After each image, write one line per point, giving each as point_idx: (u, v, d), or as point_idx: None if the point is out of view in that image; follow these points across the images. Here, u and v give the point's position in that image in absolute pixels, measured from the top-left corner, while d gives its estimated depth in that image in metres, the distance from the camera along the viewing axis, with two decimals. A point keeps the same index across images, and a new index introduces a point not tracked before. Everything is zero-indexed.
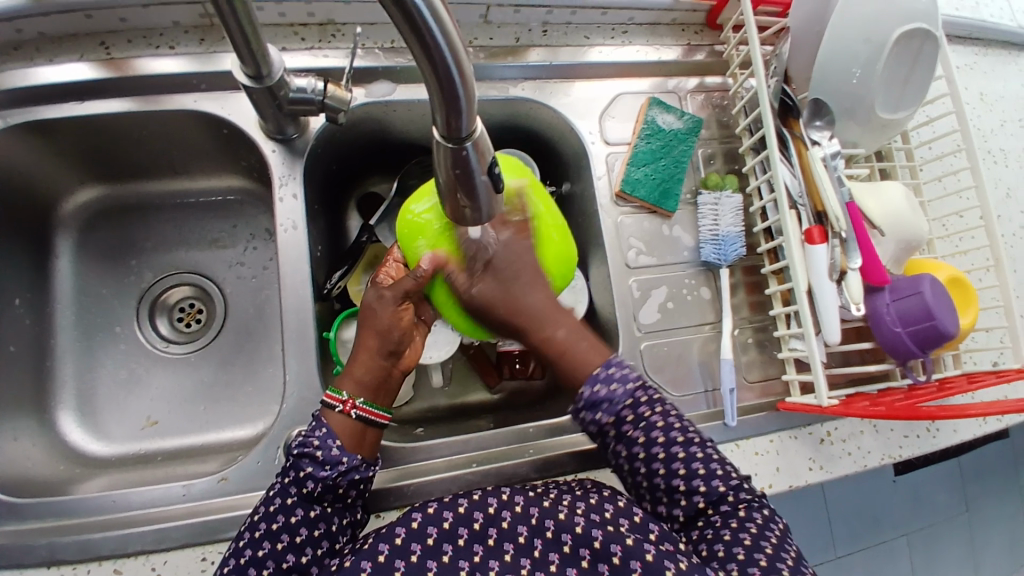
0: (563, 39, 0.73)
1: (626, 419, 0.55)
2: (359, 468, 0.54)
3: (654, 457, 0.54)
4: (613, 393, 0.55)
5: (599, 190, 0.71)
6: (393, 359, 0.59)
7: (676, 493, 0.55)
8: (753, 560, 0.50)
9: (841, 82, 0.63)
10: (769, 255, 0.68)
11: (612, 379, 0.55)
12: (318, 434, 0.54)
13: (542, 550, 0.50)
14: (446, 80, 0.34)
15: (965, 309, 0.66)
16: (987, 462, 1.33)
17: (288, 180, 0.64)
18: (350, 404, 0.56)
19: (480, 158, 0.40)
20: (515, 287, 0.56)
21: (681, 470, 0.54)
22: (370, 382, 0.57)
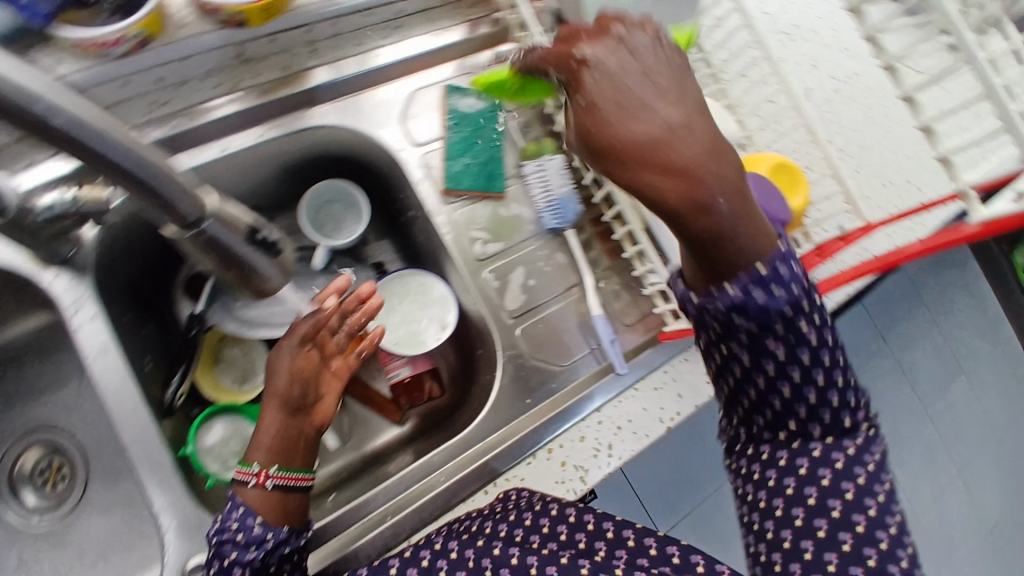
0: (336, 52, 0.68)
1: (781, 325, 0.42)
2: (288, 541, 0.52)
3: (776, 372, 0.44)
4: (768, 297, 0.41)
5: (424, 196, 0.69)
6: (301, 417, 0.58)
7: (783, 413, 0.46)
8: (836, 492, 0.44)
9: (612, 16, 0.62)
10: (606, 202, 0.68)
11: (791, 268, 0.42)
12: (235, 516, 0.51)
13: (501, 548, 0.50)
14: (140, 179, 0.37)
15: (796, 190, 0.69)
16: (889, 298, 1.43)
17: (81, 304, 0.58)
18: (265, 475, 0.53)
19: (220, 227, 0.44)
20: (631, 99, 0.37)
21: (814, 400, 0.44)
22: (277, 445, 0.55)
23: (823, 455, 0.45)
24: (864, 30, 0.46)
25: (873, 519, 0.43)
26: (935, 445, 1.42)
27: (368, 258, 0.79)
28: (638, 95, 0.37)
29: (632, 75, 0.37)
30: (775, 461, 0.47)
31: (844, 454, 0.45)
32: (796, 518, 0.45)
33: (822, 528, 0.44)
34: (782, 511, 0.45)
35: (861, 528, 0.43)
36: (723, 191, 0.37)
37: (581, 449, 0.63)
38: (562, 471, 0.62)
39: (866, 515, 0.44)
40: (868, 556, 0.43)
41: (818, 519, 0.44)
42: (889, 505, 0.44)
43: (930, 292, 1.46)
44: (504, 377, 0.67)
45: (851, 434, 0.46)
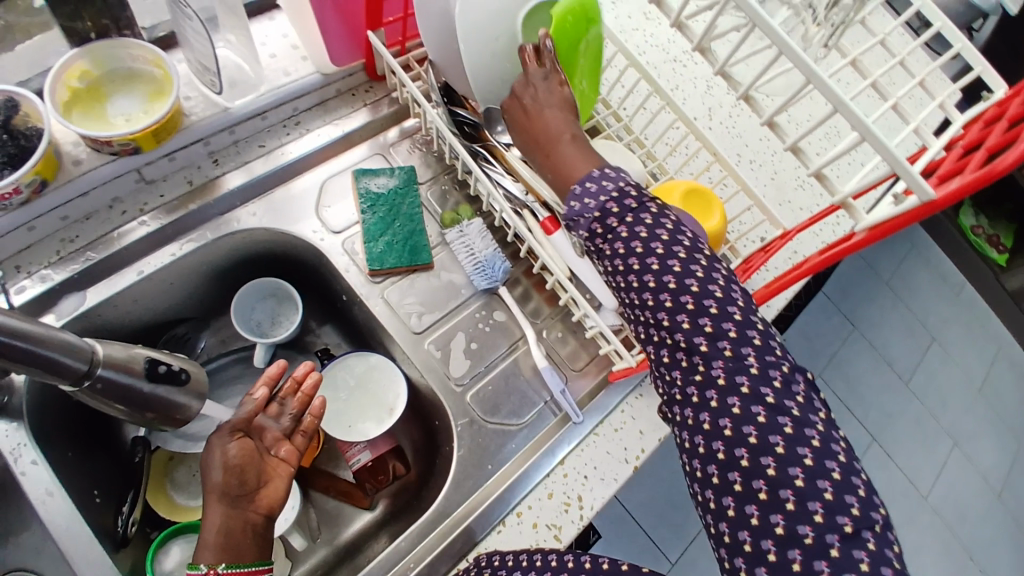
0: (241, 158, 0.70)
1: (652, 250, 0.44)
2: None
3: (660, 268, 0.44)
4: (585, 199, 0.46)
5: (352, 280, 0.69)
6: (245, 506, 0.55)
7: (694, 357, 0.44)
8: (795, 460, 0.40)
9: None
10: (533, 255, 0.69)
11: (605, 177, 0.46)
12: None
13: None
14: (20, 355, 0.43)
15: (711, 215, 0.69)
16: (851, 280, 1.44)
17: (20, 451, 0.57)
18: (214, 573, 0.50)
19: (113, 372, 0.49)
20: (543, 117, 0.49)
21: (735, 348, 0.43)
22: (223, 539, 0.52)
23: (768, 422, 0.41)
24: (715, 66, 0.50)
25: (836, 486, 0.39)
26: (924, 419, 1.41)
27: (315, 346, 0.79)
28: (544, 108, 0.49)
29: (515, 99, 0.50)
30: (720, 431, 0.42)
31: (790, 417, 0.41)
32: (759, 491, 0.40)
33: (788, 499, 0.39)
34: (748, 462, 0.41)
35: (830, 497, 0.39)
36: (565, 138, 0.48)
37: (551, 506, 0.61)
38: (535, 532, 0.60)
39: (831, 480, 0.39)
40: (842, 525, 0.38)
41: (784, 489, 0.39)
42: (852, 467, 0.41)
43: (888, 270, 1.48)
44: (462, 447, 0.65)
45: (789, 392, 0.42)
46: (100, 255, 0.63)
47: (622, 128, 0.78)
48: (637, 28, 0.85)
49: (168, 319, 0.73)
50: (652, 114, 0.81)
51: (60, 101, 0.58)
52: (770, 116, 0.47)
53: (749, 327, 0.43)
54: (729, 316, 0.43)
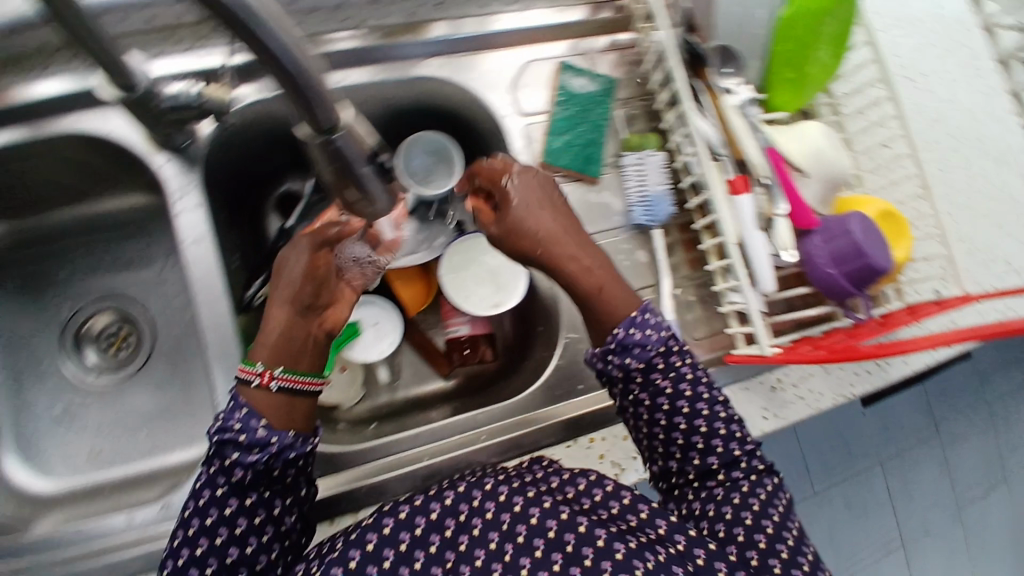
0: (462, 10, 0.69)
1: (656, 366, 0.57)
2: (294, 444, 0.52)
3: (672, 391, 0.56)
4: (647, 338, 0.57)
5: (521, 166, 0.69)
6: (311, 317, 0.57)
7: (689, 450, 0.57)
8: (759, 528, 0.53)
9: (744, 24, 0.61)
10: (699, 210, 0.67)
11: (647, 324, 0.57)
12: (239, 416, 0.51)
13: (524, 506, 0.53)
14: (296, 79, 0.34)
15: (899, 242, 0.66)
16: (950, 384, 1.37)
17: (186, 192, 0.59)
18: (269, 375, 0.53)
19: (357, 140, 0.41)
20: (523, 216, 0.59)
21: (719, 449, 0.56)
22: (282, 343, 0.55)
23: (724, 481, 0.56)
24: None
25: (790, 548, 0.52)
26: (964, 549, 1.34)
27: (449, 217, 0.76)
28: (534, 213, 0.60)
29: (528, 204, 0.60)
30: (706, 514, 0.55)
31: (758, 498, 0.55)
32: (729, 555, 0.51)
33: (750, 558, 0.51)
34: (715, 547, 0.51)
35: (787, 556, 0.51)
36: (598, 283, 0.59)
37: (624, 447, 0.63)
38: (599, 463, 0.62)
39: (780, 558, 0.51)
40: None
41: (750, 550, 0.51)
42: (800, 547, 0.53)
43: (996, 390, 1.39)
44: (561, 359, 0.67)
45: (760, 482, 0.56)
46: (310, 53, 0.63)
47: (836, 124, 0.72)
48: (894, 30, 0.77)
49: None
50: (868, 124, 0.75)
51: None
52: None
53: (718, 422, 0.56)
54: (715, 431, 0.56)
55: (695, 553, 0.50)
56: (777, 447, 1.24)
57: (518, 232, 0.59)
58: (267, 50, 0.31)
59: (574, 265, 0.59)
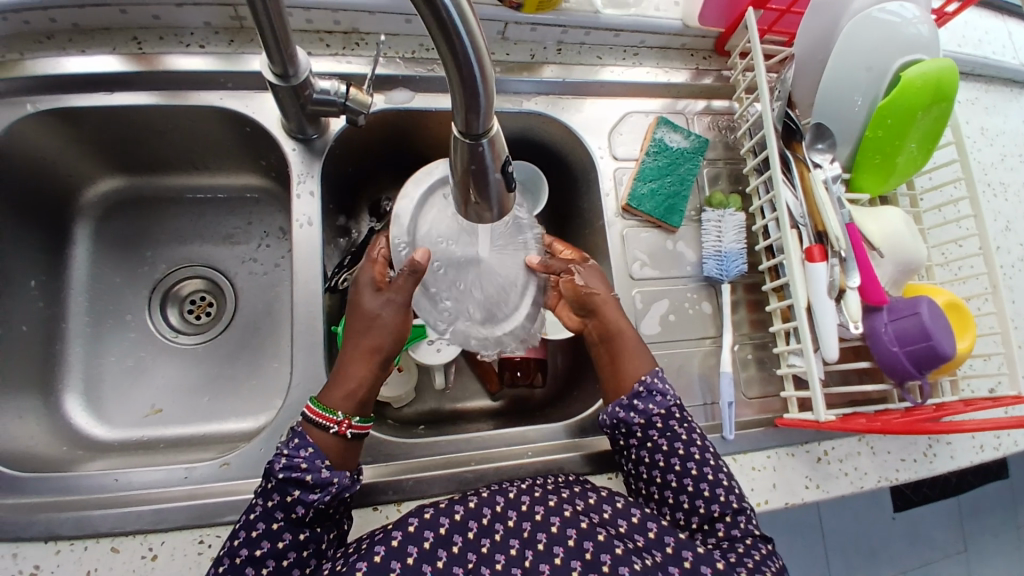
0: (576, 58, 0.76)
1: (654, 425, 0.60)
2: (348, 487, 0.54)
3: (668, 449, 0.59)
4: (666, 390, 0.61)
5: (606, 206, 0.73)
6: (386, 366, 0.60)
7: (680, 498, 0.58)
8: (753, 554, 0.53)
9: (840, 108, 0.66)
10: (771, 273, 0.69)
11: (655, 387, 0.61)
12: (304, 455, 0.52)
13: (560, 526, 0.53)
14: (466, 69, 0.36)
15: (963, 334, 0.67)
16: (986, 502, 1.34)
17: (305, 178, 0.66)
18: (346, 423, 0.55)
19: (494, 155, 0.42)
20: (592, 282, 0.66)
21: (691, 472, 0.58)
22: (363, 393, 0.57)
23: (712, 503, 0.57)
24: None
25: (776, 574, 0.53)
26: None
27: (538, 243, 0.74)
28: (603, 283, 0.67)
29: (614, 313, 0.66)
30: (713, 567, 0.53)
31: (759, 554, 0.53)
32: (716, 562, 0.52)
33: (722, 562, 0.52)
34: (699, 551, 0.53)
35: None
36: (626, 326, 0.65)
37: None
38: None
39: None
40: None
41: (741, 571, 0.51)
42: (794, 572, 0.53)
43: None
44: None
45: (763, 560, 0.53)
46: (433, 75, 0.68)
47: (913, 215, 0.75)
48: None
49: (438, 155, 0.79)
50: (942, 220, 0.78)
51: None
52: None
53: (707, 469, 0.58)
54: (691, 455, 0.59)
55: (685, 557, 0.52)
56: (803, 537, 1.20)
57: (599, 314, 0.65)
58: (468, 61, 0.36)
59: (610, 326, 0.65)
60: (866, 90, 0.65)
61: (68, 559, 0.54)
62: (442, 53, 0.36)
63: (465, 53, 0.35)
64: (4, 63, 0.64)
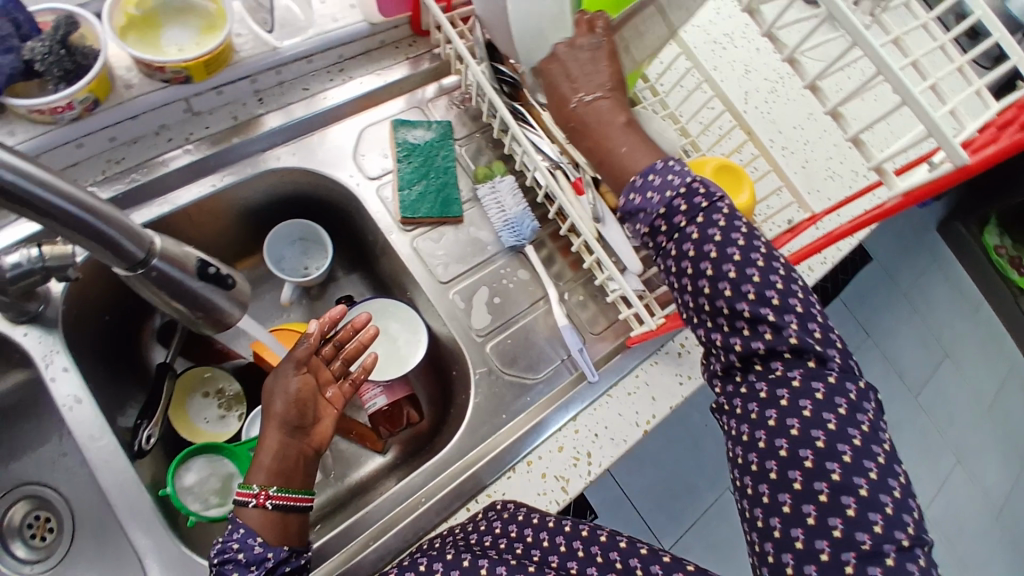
0: (283, 99, 0.71)
1: (679, 213, 0.49)
2: (289, 560, 0.53)
3: (713, 272, 0.48)
4: (647, 202, 0.49)
5: (384, 225, 0.71)
6: (300, 436, 0.59)
7: (737, 322, 0.48)
8: (860, 470, 0.43)
9: (540, 30, 0.60)
10: (561, 216, 0.70)
11: (667, 172, 0.49)
12: (237, 536, 0.51)
13: (490, 566, 0.50)
14: (86, 227, 0.40)
15: (743, 189, 0.71)
16: (864, 287, 1.49)
17: (52, 356, 0.58)
18: (264, 496, 0.54)
19: (175, 267, 0.46)
20: (553, 81, 0.53)
21: (752, 296, 0.47)
22: (275, 465, 0.56)
23: (800, 351, 0.46)
24: (783, 54, 0.50)
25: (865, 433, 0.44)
26: (925, 429, 1.45)
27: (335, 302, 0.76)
28: (565, 79, 0.53)
29: (593, 114, 0.52)
30: (765, 421, 0.46)
31: (834, 415, 0.45)
32: (809, 517, 0.43)
33: (850, 506, 0.42)
34: (788, 452, 0.45)
35: (811, 466, 0.44)
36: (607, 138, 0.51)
37: (560, 459, 0.64)
38: (543, 482, 0.63)
39: (829, 481, 0.43)
40: (845, 508, 0.42)
41: (848, 552, 0.42)
42: (905, 504, 0.43)
43: (902, 279, 1.54)
44: (478, 397, 0.68)
45: (853, 421, 0.45)
46: (136, 184, 0.64)
47: (660, 101, 0.79)
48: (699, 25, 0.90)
49: None
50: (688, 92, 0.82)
51: (116, 25, 0.60)
52: (834, 105, 0.50)
53: (745, 284, 0.47)
54: (771, 283, 0.47)
55: (793, 537, 0.44)
56: None
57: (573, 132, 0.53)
58: (79, 217, 0.39)
59: (590, 134, 0.52)
60: None
61: None
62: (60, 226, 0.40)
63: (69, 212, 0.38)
64: None
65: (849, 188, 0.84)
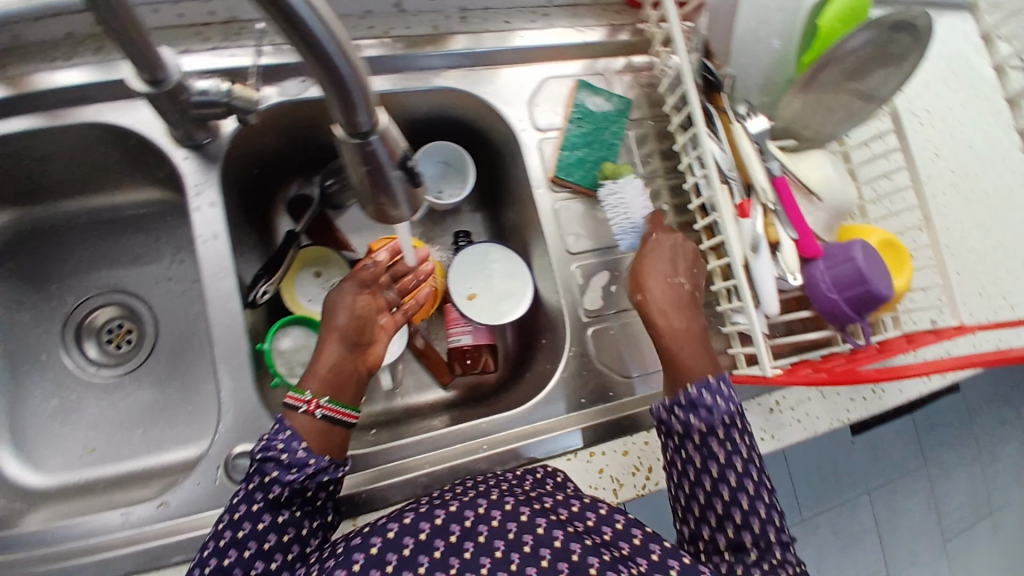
0: (484, 25, 0.71)
1: (717, 433, 0.57)
2: (327, 469, 0.54)
3: (717, 474, 0.56)
4: (715, 404, 0.57)
5: (533, 178, 0.70)
6: (357, 353, 0.61)
7: (723, 510, 0.56)
8: None
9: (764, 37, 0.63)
10: (706, 230, 0.67)
11: (719, 391, 0.58)
12: (282, 437, 0.53)
13: (546, 527, 0.52)
14: (335, 74, 0.33)
15: (900, 272, 0.67)
16: (937, 414, 1.41)
17: (203, 188, 0.60)
18: (315, 404, 0.56)
19: (389, 151, 0.39)
20: (653, 261, 0.64)
21: (731, 496, 0.55)
22: (330, 375, 0.58)
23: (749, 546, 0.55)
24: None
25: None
26: None
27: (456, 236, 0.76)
28: (660, 275, 0.63)
29: (667, 311, 0.62)
30: None
31: None
32: None
33: None
34: None
35: None
36: (677, 340, 0.60)
37: (621, 463, 0.64)
38: (598, 477, 0.63)
39: None
40: None
41: None
42: None
43: (979, 422, 1.45)
44: (565, 371, 0.67)
45: None
46: None
47: (843, 153, 0.75)
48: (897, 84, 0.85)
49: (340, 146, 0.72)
50: (871, 155, 0.78)
51: None
52: None
53: (738, 489, 0.56)
54: (757, 498, 0.55)
55: None
56: (767, 470, 1.25)
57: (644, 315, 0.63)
58: (328, 55, 0.32)
59: (660, 320, 0.62)
60: (783, 32, 0.63)
61: None
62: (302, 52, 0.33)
63: (319, 42, 0.31)
64: None
65: (992, 313, 0.79)
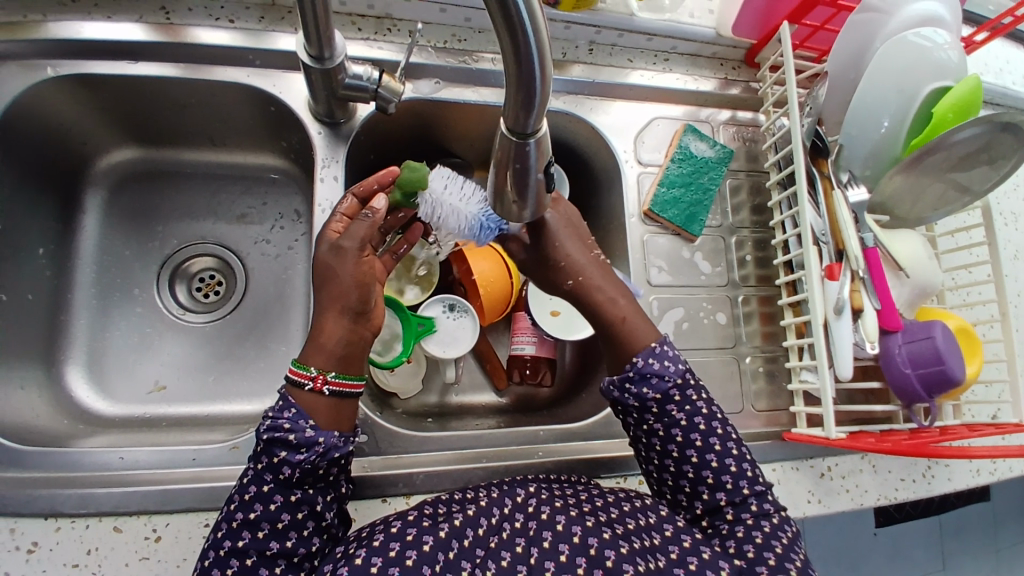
0: (607, 59, 0.75)
1: (672, 398, 0.58)
2: (338, 446, 0.53)
3: (682, 440, 0.57)
4: (664, 369, 0.58)
5: (627, 208, 0.73)
6: (362, 320, 0.57)
7: (699, 472, 0.58)
8: (769, 548, 0.53)
9: (876, 114, 0.65)
10: (788, 287, 0.70)
11: (664, 356, 0.59)
12: (288, 416, 0.52)
13: (564, 524, 0.53)
14: (528, 76, 0.35)
15: (971, 360, 0.68)
16: (966, 520, 1.37)
17: (330, 163, 0.65)
18: (321, 380, 0.54)
19: (539, 155, 0.42)
20: (562, 229, 0.63)
21: (696, 453, 0.57)
22: (336, 348, 0.55)
23: (726, 505, 0.57)
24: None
25: (780, 556, 0.53)
26: None
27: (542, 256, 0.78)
28: (576, 243, 0.63)
29: (598, 282, 0.62)
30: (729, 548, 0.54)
31: (774, 553, 0.53)
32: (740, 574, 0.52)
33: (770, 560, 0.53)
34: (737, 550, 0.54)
35: (774, 564, 0.52)
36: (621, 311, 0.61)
37: None
38: None
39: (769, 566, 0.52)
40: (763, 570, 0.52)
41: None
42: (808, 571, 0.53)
43: (1007, 536, 1.40)
44: None
45: (769, 545, 0.54)
46: (464, 66, 0.67)
47: (929, 238, 0.76)
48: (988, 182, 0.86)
49: (449, 146, 0.76)
50: (955, 245, 0.79)
51: None
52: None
53: (710, 439, 0.58)
54: (728, 455, 0.58)
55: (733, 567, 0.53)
56: None
57: (580, 288, 0.62)
58: (530, 58, 0.35)
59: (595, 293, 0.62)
60: (894, 114, 0.65)
61: (71, 535, 0.57)
62: (503, 50, 0.36)
63: (527, 43, 0.34)
64: (30, 25, 0.63)
65: None
